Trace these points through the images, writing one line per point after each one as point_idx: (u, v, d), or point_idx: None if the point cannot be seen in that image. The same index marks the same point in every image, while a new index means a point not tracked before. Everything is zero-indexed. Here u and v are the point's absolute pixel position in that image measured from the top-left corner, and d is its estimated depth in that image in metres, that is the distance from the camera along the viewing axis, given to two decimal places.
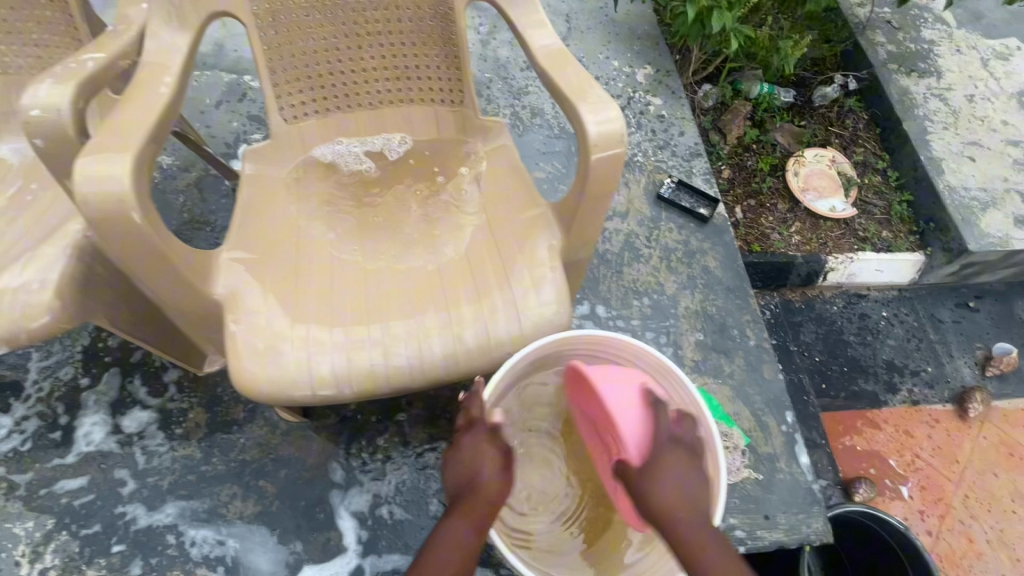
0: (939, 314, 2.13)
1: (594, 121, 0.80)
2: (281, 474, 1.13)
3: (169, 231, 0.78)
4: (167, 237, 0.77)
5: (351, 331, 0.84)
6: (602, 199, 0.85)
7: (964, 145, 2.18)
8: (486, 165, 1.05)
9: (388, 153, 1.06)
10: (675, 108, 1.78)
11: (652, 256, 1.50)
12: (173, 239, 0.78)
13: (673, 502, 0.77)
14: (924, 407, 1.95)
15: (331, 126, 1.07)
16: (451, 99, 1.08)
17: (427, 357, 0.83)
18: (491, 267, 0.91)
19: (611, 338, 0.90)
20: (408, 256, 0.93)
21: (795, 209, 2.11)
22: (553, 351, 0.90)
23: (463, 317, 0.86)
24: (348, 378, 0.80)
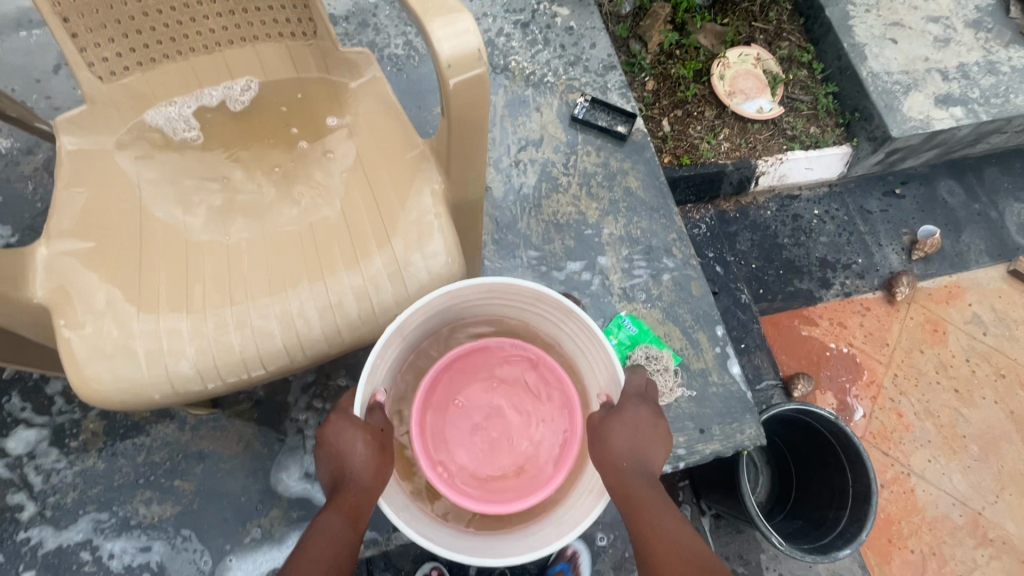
0: (868, 205, 2.15)
1: (440, 36, 0.67)
2: (198, 470, 1.06)
3: None
4: None
5: (211, 319, 0.75)
6: (474, 128, 0.75)
7: (887, 27, 2.12)
8: (357, 107, 0.93)
9: (230, 104, 0.93)
10: (584, 17, 1.63)
11: (571, 183, 1.41)
12: None
13: (622, 455, 0.79)
14: (856, 298, 2.01)
15: (162, 80, 0.91)
16: (303, 31, 0.94)
17: (303, 334, 0.75)
18: (368, 220, 0.82)
19: (499, 285, 0.83)
20: (274, 223, 0.84)
21: (722, 115, 2.03)
22: (436, 311, 0.83)
23: (340, 283, 0.78)
24: (215, 369, 0.73)
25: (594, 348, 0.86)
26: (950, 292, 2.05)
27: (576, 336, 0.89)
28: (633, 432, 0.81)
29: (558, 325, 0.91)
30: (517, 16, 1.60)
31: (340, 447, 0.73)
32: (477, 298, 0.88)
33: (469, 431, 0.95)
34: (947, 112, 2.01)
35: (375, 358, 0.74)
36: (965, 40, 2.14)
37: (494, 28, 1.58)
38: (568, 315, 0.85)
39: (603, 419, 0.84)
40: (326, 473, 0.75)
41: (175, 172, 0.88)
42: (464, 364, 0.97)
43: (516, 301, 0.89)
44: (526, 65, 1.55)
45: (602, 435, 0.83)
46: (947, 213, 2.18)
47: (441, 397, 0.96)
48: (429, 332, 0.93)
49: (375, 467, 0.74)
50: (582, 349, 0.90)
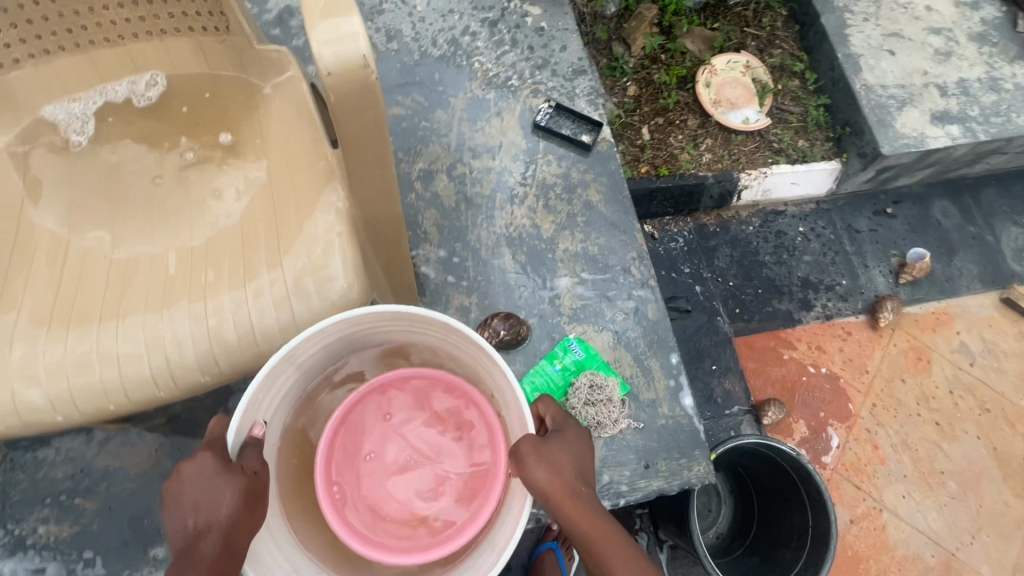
0: (857, 224, 2.06)
1: (320, 39, 0.59)
2: (101, 489, 1.00)
3: None
4: None
5: (76, 342, 0.68)
6: (370, 142, 0.68)
7: (885, 38, 2.02)
8: (271, 112, 0.86)
9: (135, 101, 0.86)
10: (557, 17, 1.54)
11: (528, 194, 1.33)
12: None
13: (576, 478, 0.77)
14: (837, 321, 1.92)
15: (59, 73, 0.84)
16: (215, 26, 0.86)
17: (175, 363, 0.68)
18: (265, 239, 0.76)
19: (401, 313, 0.76)
20: (165, 236, 0.78)
21: (706, 124, 1.95)
22: (336, 338, 0.78)
23: (221, 305, 0.71)
24: (73, 399, 0.66)
25: (504, 384, 0.79)
26: (937, 319, 1.96)
27: (491, 372, 0.81)
28: (574, 450, 0.80)
29: (473, 357, 0.83)
30: (485, 13, 1.52)
31: (203, 498, 0.68)
32: (390, 326, 0.81)
33: (379, 462, 0.88)
34: (943, 130, 1.91)
35: (253, 393, 0.69)
36: (968, 54, 2.03)
37: (459, 26, 1.50)
38: (479, 348, 0.78)
39: (545, 441, 0.78)
40: (178, 524, 0.68)
41: (66, 177, 0.81)
42: (389, 388, 0.91)
43: (437, 335, 0.83)
44: (490, 67, 1.47)
45: (545, 449, 0.77)
46: (940, 235, 2.08)
47: (359, 422, 0.89)
48: (345, 352, 0.87)
49: (244, 518, 0.69)
50: (506, 396, 0.82)
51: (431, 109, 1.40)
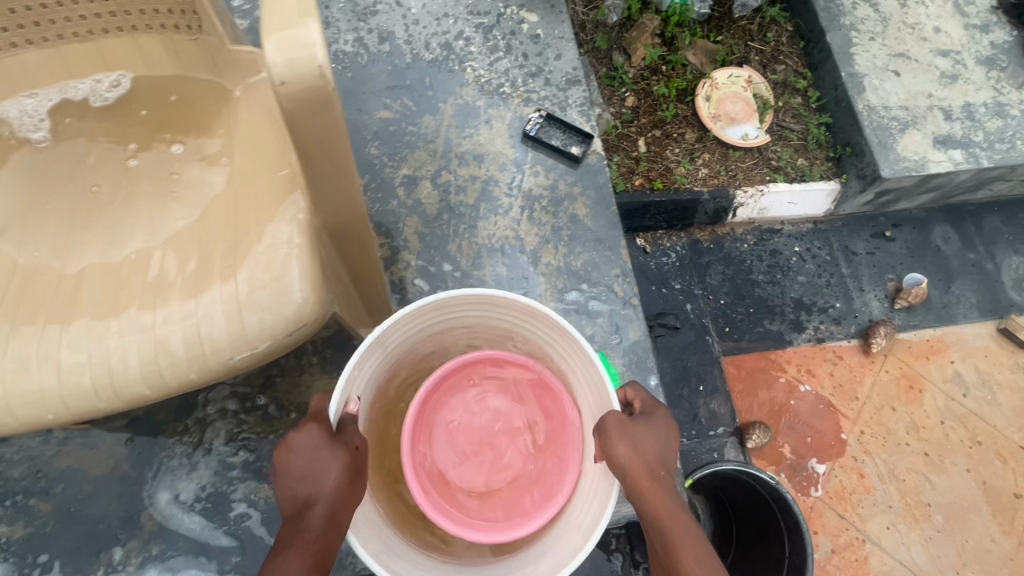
0: (854, 246, 2.02)
1: (278, 47, 0.58)
2: (57, 490, 0.98)
3: None
4: None
5: (21, 348, 0.67)
6: (330, 154, 0.66)
7: (891, 58, 1.98)
8: (240, 118, 0.84)
9: (94, 101, 0.85)
10: (554, 25, 1.52)
11: (513, 205, 1.31)
12: None
13: (656, 461, 0.77)
14: (829, 345, 1.88)
15: (26, 66, 0.82)
16: (187, 25, 0.84)
17: (118, 374, 0.66)
18: (223, 251, 0.74)
19: (495, 297, 0.84)
20: (123, 243, 0.78)
21: (704, 138, 1.92)
22: (433, 309, 0.85)
23: (169, 315, 0.69)
24: (10, 408, 0.64)
25: (586, 370, 0.86)
26: (932, 347, 1.92)
27: (570, 359, 0.89)
28: (658, 438, 0.80)
29: (553, 345, 0.90)
30: (480, 18, 1.49)
31: (310, 467, 0.72)
32: (487, 312, 0.88)
33: (458, 438, 0.93)
34: (945, 155, 1.88)
35: (355, 361, 0.77)
36: (975, 78, 1.99)
37: (453, 30, 1.47)
38: (564, 334, 0.85)
39: (631, 421, 0.79)
40: (291, 492, 0.72)
41: (32, 181, 0.82)
42: (473, 370, 0.95)
43: (529, 327, 0.89)
44: (483, 73, 1.44)
45: (629, 430, 0.78)
46: (938, 261, 2.04)
47: (445, 395, 0.94)
48: (439, 332, 0.92)
49: (348, 488, 0.73)
50: (585, 391, 0.88)
51: (420, 114, 1.38)
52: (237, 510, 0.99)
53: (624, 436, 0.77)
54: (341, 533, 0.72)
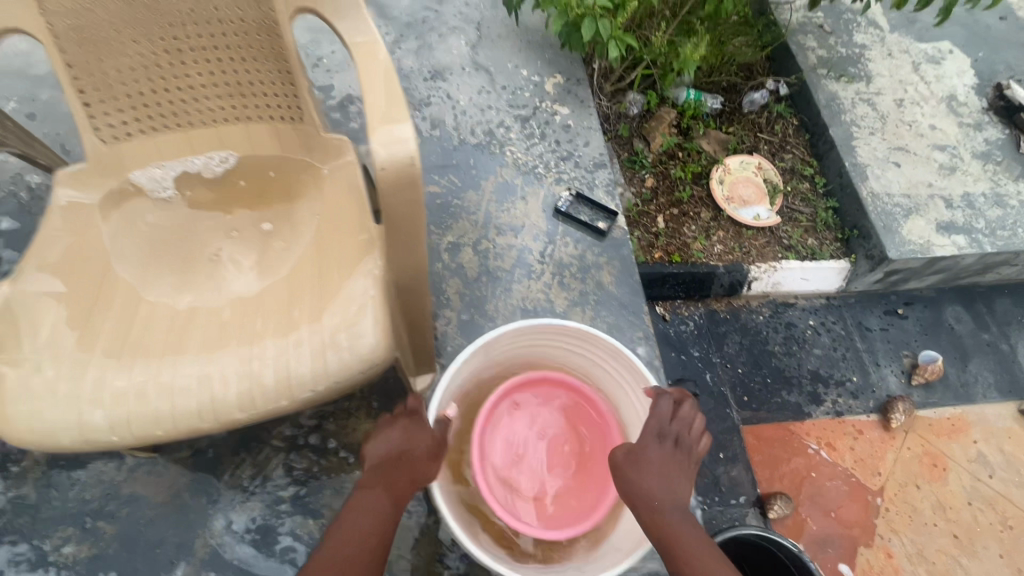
0: (867, 322, 2.10)
1: (383, 144, 0.75)
2: (122, 514, 1.06)
3: None
4: None
5: (138, 373, 0.78)
6: (408, 221, 0.80)
7: (891, 150, 2.17)
8: (325, 189, 1.01)
9: (207, 172, 1.01)
10: (583, 117, 1.74)
11: (545, 271, 1.45)
12: None
13: (661, 496, 0.84)
14: (848, 419, 1.91)
15: (157, 144, 1.00)
16: (290, 117, 1.03)
17: (217, 399, 0.77)
18: (308, 300, 0.87)
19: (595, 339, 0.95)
20: (223, 291, 0.90)
21: (718, 217, 2.08)
22: (528, 329, 0.97)
23: (264, 351, 0.81)
24: (126, 425, 0.75)
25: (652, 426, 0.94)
26: (953, 425, 1.93)
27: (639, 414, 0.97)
28: (665, 472, 0.86)
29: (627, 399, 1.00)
30: (519, 110, 1.73)
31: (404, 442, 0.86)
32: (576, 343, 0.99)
33: (514, 445, 1.03)
34: (949, 240, 2.00)
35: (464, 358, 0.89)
36: (972, 170, 2.15)
37: (495, 120, 1.70)
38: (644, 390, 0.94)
39: (646, 455, 0.88)
40: (378, 456, 0.85)
41: (147, 232, 0.95)
42: (558, 390, 1.06)
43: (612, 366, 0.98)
44: (520, 156, 1.64)
45: (636, 466, 0.87)
46: (953, 340, 2.09)
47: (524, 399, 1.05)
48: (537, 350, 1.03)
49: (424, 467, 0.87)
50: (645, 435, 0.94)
51: (464, 189, 1.57)
52: (283, 543, 1.06)
53: (630, 472, 0.87)
54: (409, 494, 0.85)
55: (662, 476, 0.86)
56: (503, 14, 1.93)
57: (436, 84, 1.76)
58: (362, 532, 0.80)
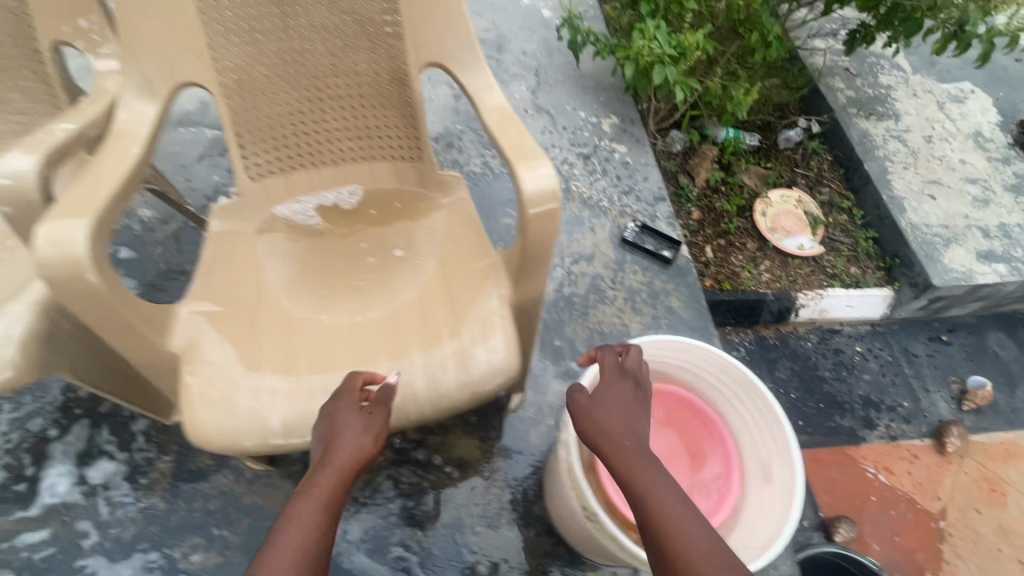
0: (913, 348, 2.16)
1: (532, 181, 0.86)
2: (243, 524, 1.13)
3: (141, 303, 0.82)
4: (139, 309, 0.81)
5: (305, 382, 0.88)
6: (542, 248, 0.90)
7: (925, 184, 2.27)
8: (443, 218, 1.11)
9: (340, 205, 1.13)
10: (639, 154, 1.87)
11: (617, 297, 1.54)
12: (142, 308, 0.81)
13: (627, 435, 0.80)
14: (903, 443, 1.94)
15: (294, 181, 1.13)
16: (410, 156, 1.16)
17: (376, 405, 0.87)
18: (443, 318, 0.96)
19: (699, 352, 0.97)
20: (363, 308, 0.99)
21: (764, 247, 2.17)
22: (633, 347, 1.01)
23: (413, 364, 0.91)
24: (300, 429, 0.84)
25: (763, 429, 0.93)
26: (1007, 450, 1.96)
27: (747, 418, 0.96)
28: (629, 416, 0.83)
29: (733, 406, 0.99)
30: (580, 148, 1.86)
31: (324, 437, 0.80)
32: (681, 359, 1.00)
33: None
34: (990, 268, 2.07)
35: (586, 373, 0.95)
36: (1005, 202, 2.25)
37: (559, 157, 1.83)
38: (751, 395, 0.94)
39: (604, 399, 0.85)
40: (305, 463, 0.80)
41: (289, 257, 1.04)
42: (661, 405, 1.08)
43: (717, 377, 0.99)
44: (585, 190, 1.76)
45: (595, 411, 0.83)
46: (999, 365, 2.14)
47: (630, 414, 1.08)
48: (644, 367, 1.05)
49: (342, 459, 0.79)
50: (758, 444, 0.95)
51: None
52: (395, 552, 1.12)
53: (592, 418, 0.83)
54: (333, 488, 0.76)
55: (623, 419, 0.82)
56: (558, 62, 2.09)
57: None
58: (295, 547, 0.70)
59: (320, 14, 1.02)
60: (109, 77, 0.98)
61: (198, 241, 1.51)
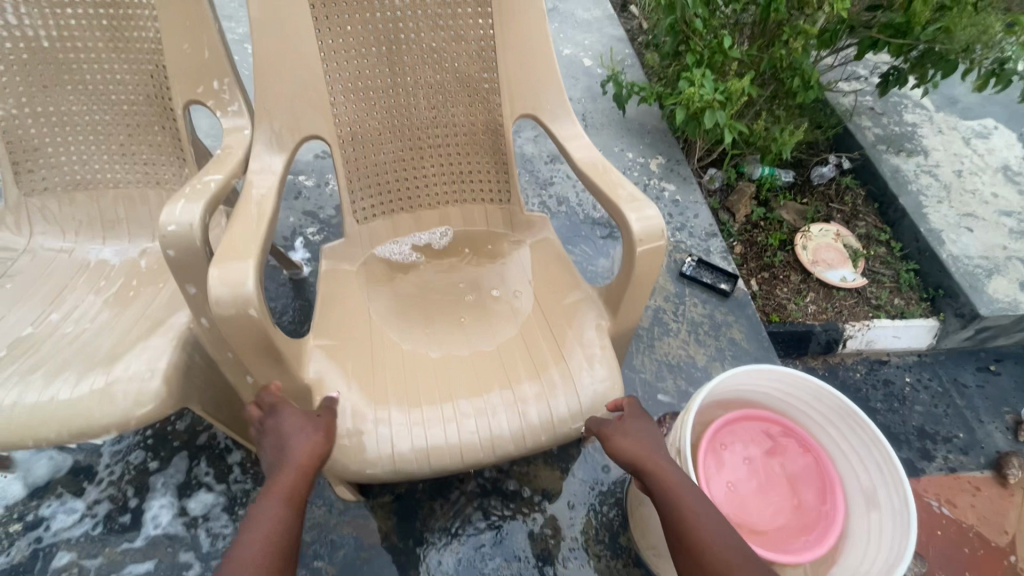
0: (963, 378, 2.16)
1: (640, 221, 0.92)
2: (339, 555, 1.15)
3: (281, 338, 0.88)
4: (281, 344, 0.87)
5: (427, 411, 0.92)
6: (645, 282, 0.96)
7: (961, 216, 2.33)
8: (532, 256, 1.18)
9: (435, 245, 1.21)
10: (688, 193, 1.95)
11: (680, 329, 1.58)
12: (283, 343, 0.88)
13: (653, 448, 0.87)
14: (963, 475, 1.92)
15: (394, 224, 1.23)
16: (500, 199, 1.25)
17: (496, 434, 0.91)
18: (547, 349, 1.02)
19: (795, 381, 1.02)
20: (469, 341, 1.05)
21: (807, 280, 2.22)
22: (736, 380, 1.03)
23: (525, 393, 0.96)
24: (427, 457, 0.88)
25: (862, 450, 0.99)
26: None
27: (839, 440, 1.03)
28: (651, 436, 0.89)
29: (822, 429, 1.05)
30: None
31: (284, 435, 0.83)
32: (777, 387, 1.05)
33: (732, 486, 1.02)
34: None
35: (699, 399, 0.96)
36: None
37: None
38: (848, 419, 0.99)
39: (629, 421, 0.91)
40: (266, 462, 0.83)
41: (395, 294, 1.11)
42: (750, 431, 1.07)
43: (812, 405, 1.04)
44: None
45: (620, 432, 0.89)
46: None
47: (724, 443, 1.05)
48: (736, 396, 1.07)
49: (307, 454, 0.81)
50: (855, 463, 1.00)
51: (595, 257, 1.75)
52: None
53: (621, 437, 0.88)
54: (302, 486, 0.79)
55: (648, 439, 0.88)
56: (603, 107, 2.20)
57: (556, 166, 1.99)
58: (261, 545, 0.72)
59: (426, 74, 1.15)
60: (236, 131, 1.07)
61: (279, 279, 1.59)
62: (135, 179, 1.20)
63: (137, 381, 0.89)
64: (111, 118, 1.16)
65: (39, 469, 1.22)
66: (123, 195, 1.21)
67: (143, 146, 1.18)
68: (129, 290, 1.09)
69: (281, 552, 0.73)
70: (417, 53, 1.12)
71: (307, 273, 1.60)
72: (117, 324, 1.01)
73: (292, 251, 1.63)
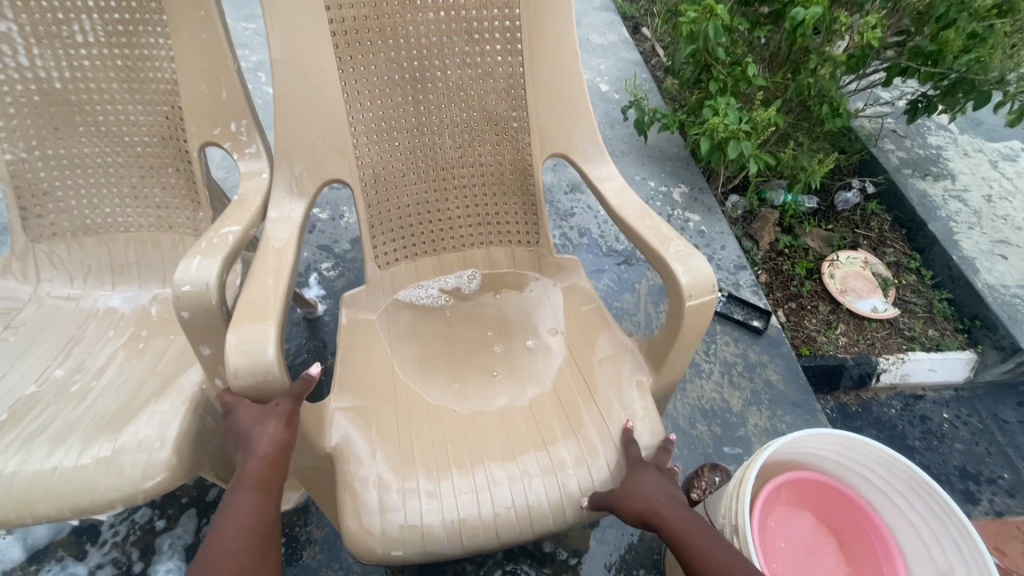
0: (1003, 414, 2.06)
1: (688, 273, 0.86)
2: None
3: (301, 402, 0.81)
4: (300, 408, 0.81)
5: (457, 480, 0.85)
6: (693, 337, 0.89)
7: (994, 243, 2.24)
8: (564, 301, 1.11)
9: (461, 288, 1.15)
10: (713, 223, 1.89)
11: (713, 370, 1.51)
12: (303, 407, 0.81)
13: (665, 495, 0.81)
14: (1011, 520, 1.80)
15: (417, 267, 1.17)
16: (527, 240, 1.19)
17: (533, 506, 0.83)
18: (586, 407, 0.94)
19: (857, 445, 0.96)
20: (499, 397, 0.97)
21: (837, 310, 2.14)
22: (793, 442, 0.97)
23: (564, 458, 0.88)
24: (459, 535, 0.81)
25: (931, 521, 0.94)
26: None
27: (906, 510, 0.97)
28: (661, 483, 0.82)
29: (886, 496, 1.00)
30: None
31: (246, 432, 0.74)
32: (835, 451, 1.00)
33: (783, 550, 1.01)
34: None
35: (756, 466, 0.89)
36: None
37: None
38: (915, 489, 0.94)
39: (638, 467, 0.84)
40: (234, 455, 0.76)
41: (421, 343, 1.04)
42: (803, 493, 1.04)
43: (872, 470, 0.99)
44: None
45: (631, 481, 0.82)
46: None
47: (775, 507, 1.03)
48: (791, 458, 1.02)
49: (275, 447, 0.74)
50: (919, 533, 0.96)
51: (620, 292, 1.67)
52: None
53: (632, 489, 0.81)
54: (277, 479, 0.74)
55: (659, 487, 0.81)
56: (623, 134, 2.15)
57: (576, 196, 1.93)
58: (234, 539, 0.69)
59: (452, 113, 1.09)
60: (255, 175, 1.02)
61: (293, 318, 1.52)
62: (146, 222, 1.15)
63: (146, 450, 0.82)
64: (123, 160, 1.11)
65: (40, 530, 1.14)
66: (134, 240, 1.16)
67: (157, 189, 1.14)
68: (138, 342, 1.03)
69: (259, 541, 0.71)
70: (443, 92, 1.07)
71: (321, 312, 1.53)
72: (126, 382, 0.95)
73: (306, 288, 1.57)
